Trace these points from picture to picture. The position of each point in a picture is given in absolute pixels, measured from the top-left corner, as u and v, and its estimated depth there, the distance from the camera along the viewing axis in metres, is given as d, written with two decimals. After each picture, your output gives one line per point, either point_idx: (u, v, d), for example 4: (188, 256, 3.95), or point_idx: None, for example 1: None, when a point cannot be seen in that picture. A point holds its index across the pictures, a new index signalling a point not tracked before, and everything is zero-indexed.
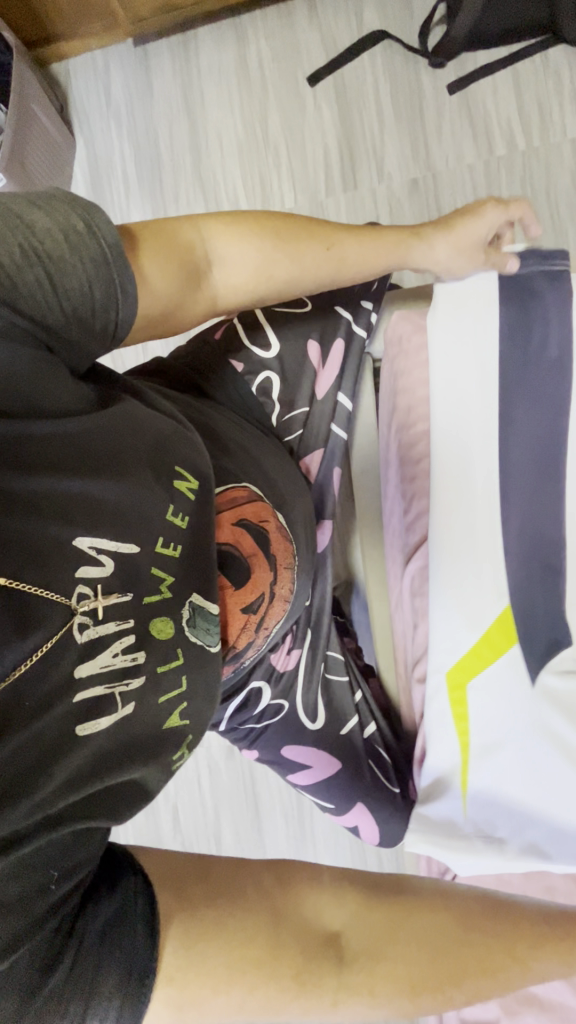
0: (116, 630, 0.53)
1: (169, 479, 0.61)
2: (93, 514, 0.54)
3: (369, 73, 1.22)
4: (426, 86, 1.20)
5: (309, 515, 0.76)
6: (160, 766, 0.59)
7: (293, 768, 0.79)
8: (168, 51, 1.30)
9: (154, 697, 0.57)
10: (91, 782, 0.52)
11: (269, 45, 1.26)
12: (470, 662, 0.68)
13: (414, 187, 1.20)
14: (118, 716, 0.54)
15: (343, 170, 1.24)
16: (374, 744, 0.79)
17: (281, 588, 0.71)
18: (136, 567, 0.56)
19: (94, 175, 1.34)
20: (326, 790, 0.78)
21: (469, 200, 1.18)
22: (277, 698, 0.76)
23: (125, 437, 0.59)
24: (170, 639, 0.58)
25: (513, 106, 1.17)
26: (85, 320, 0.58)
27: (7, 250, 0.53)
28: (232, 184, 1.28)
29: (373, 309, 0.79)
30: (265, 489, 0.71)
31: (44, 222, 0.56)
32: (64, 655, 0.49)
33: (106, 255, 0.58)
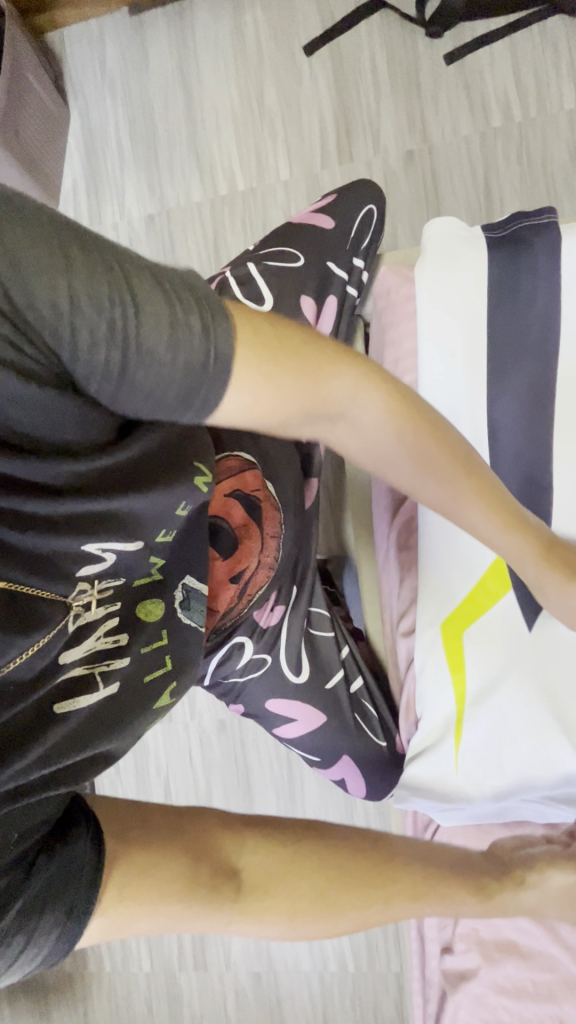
0: (103, 615, 0.56)
1: (186, 467, 0.56)
2: (106, 520, 0.51)
3: (366, 43, 1.21)
4: (424, 57, 1.19)
5: (298, 477, 0.77)
6: (137, 734, 0.61)
7: (278, 722, 0.79)
8: (163, 20, 1.29)
9: (138, 675, 0.60)
10: (74, 753, 0.54)
11: (265, 14, 1.25)
12: (463, 611, 0.70)
13: (410, 160, 1.20)
14: (102, 694, 0.57)
15: (339, 142, 1.23)
16: (361, 700, 0.79)
17: (266, 556, 0.71)
18: (134, 562, 0.57)
19: (89, 147, 1.33)
20: (311, 742, 0.79)
21: (465, 172, 1.17)
22: (259, 652, 0.76)
23: (156, 446, 0.54)
24: (158, 620, 0.61)
25: (511, 76, 1.16)
26: (154, 404, 0.48)
27: (82, 303, 0.43)
28: (227, 156, 1.27)
29: (364, 268, 0.81)
30: (255, 453, 0.71)
31: (138, 290, 0.44)
32: (54, 643, 0.52)
33: (203, 371, 0.46)
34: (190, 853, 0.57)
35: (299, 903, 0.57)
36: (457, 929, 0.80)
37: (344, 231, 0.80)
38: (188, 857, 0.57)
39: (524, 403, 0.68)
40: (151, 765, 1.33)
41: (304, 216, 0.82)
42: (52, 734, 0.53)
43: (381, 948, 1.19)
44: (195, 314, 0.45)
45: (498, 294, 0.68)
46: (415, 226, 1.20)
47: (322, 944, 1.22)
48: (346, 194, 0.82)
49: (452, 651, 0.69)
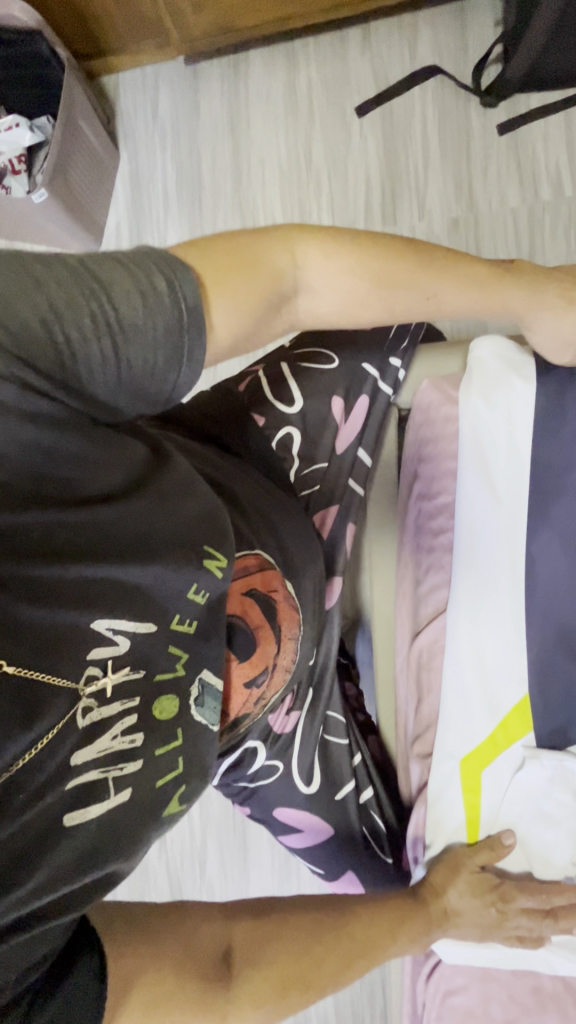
0: (119, 712, 0.52)
1: (198, 555, 0.57)
2: (114, 595, 0.52)
3: (418, 107, 1.20)
4: (475, 126, 1.18)
5: (319, 577, 0.74)
6: (139, 849, 0.56)
7: (284, 828, 0.78)
8: (218, 71, 1.30)
9: (150, 780, 0.55)
10: (75, 874, 0.50)
11: (320, 73, 1.25)
12: (487, 749, 0.65)
13: (454, 227, 1.18)
14: (111, 802, 0.52)
15: (384, 203, 1.22)
16: (369, 813, 0.77)
17: (283, 659, 0.69)
18: (150, 651, 0.54)
19: (135, 189, 1.35)
20: (319, 851, 0.77)
21: (510, 245, 1.16)
22: (272, 758, 0.74)
23: (158, 511, 0.56)
24: (173, 718, 0.56)
25: (564, 152, 1.14)
26: (143, 384, 0.53)
27: (73, 314, 0.49)
28: (270, 210, 1.28)
29: (400, 367, 0.78)
30: (276, 553, 0.68)
31: (117, 282, 0.50)
32: (64, 743, 0.48)
33: (182, 321, 0.52)
34: (182, 946, 0.60)
35: (285, 983, 0.60)
36: None
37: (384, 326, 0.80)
38: (175, 951, 0.59)
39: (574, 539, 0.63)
40: None
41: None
42: (55, 850, 0.48)
43: None
44: (159, 277, 0.52)
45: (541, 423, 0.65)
46: None
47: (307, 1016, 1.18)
48: None
49: (468, 784, 0.66)
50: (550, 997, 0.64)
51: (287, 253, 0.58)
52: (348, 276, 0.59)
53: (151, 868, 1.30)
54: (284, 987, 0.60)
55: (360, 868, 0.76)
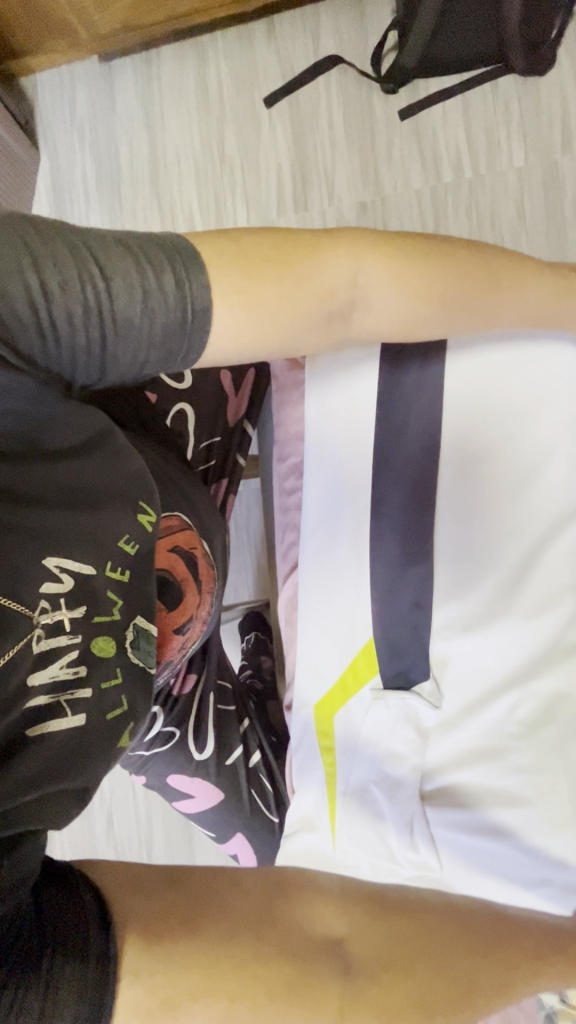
0: (68, 642, 0.59)
1: (134, 511, 0.66)
2: (63, 536, 0.60)
3: (324, 96, 1.24)
4: (379, 112, 1.21)
5: (223, 543, 0.86)
6: (100, 775, 0.63)
7: (178, 795, 0.82)
8: (132, 69, 1.33)
9: (99, 711, 0.62)
10: (44, 785, 0.56)
11: (228, 65, 1.28)
12: (337, 695, 0.74)
13: (362, 210, 1.22)
14: (68, 723, 0.59)
15: (295, 191, 1.25)
16: (257, 773, 0.81)
17: (201, 611, 0.80)
18: (94, 592, 0.62)
19: (56, 188, 1.37)
20: (210, 817, 0.81)
21: (416, 228, 1.20)
22: (170, 724, 0.79)
23: (105, 466, 0.64)
24: (113, 656, 0.64)
25: (462, 134, 1.18)
26: (130, 368, 0.59)
27: (68, 300, 0.53)
28: (187, 201, 1.30)
29: None
30: (194, 519, 0.78)
31: (112, 270, 0.54)
32: (24, 662, 0.55)
33: (179, 313, 0.56)
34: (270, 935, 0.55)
35: (411, 1003, 0.51)
36: None
37: None
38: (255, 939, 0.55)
39: (404, 502, 0.70)
40: None
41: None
42: (20, 762, 0.55)
43: None
44: (167, 276, 0.55)
45: (381, 394, 0.72)
46: None
47: None
48: None
49: (322, 725, 0.76)
50: None
51: (346, 270, 0.59)
52: (393, 290, 0.59)
53: (100, 851, 1.33)
54: (427, 1008, 0.51)
55: (248, 826, 0.80)
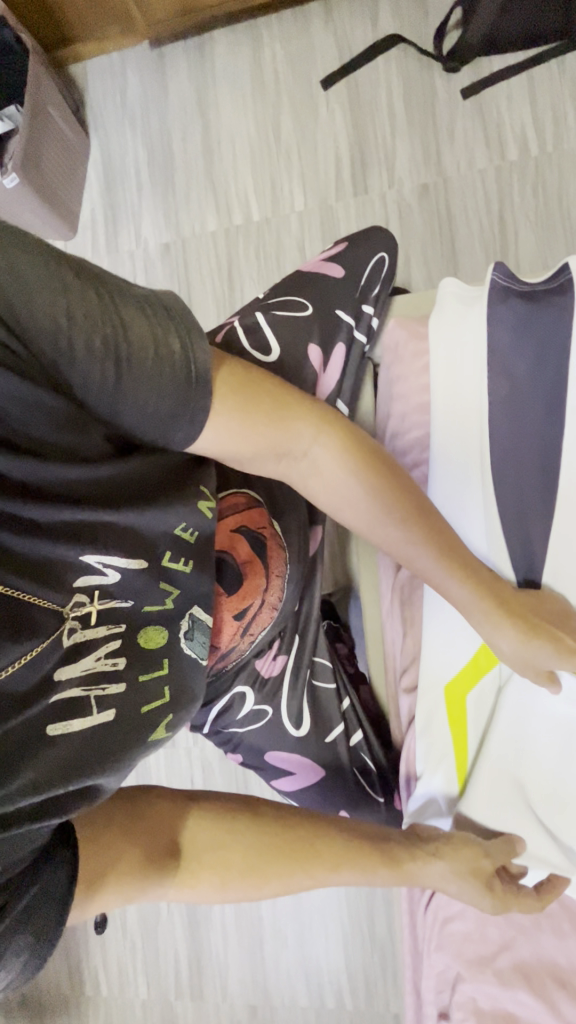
0: (105, 635, 0.54)
1: (188, 497, 0.60)
2: (107, 534, 0.54)
3: (382, 75, 1.21)
4: (440, 90, 1.19)
5: (304, 520, 0.78)
6: (119, 771, 0.56)
7: (276, 772, 0.83)
8: (185, 53, 1.31)
9: (135, 704, 0.56)
10: (66, 779, 0.51)
11: (284, 47, 1.26)
12: (469, 674, 0.70)
13: (424, 192, 1.19)
14: (94, 720, 0.53)
15: (353, 173, 1.23)
16: (360, 753, 0.80)
17: (271, 595, 0.71)
18: (141, 585, 0.57)
19: (108, 175, 1.36)
20: (311, 794, 0.81)
21: (480, 208, 1.17)
22: (260, 703, 0.78)
23: (151, 455, 0.59)
24: (158, 647, 0.59)
25: (528, 111, 1.15)
26: (149, 423, 0.54)
27: (86, 338, 0.49)
28: (243, 187, 1.29)
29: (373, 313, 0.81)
30: (262, 497, 0.73)
31: (140, 326, 0.51)
32: (50, 656, 0.50)
33: (188, 384, 0.53)
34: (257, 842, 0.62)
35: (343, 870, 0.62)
36: (453, 995, 0.68)
37: (354, 278, 0.80)
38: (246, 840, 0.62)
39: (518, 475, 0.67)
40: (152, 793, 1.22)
41: (313, 265, 0.83)
42: (43, 755, 0.50)
43: (380, 985, 1.15)
44: (174, 336, 0.52)
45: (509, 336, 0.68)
46: (428, 260, 1.19)
47: (319, 981, 1.17)
48: (356, 240, 0.83)
49: (453, 713, 0.70)
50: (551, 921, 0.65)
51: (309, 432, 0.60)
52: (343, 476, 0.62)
53: None
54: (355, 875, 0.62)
55: (351, 808, 0.80)
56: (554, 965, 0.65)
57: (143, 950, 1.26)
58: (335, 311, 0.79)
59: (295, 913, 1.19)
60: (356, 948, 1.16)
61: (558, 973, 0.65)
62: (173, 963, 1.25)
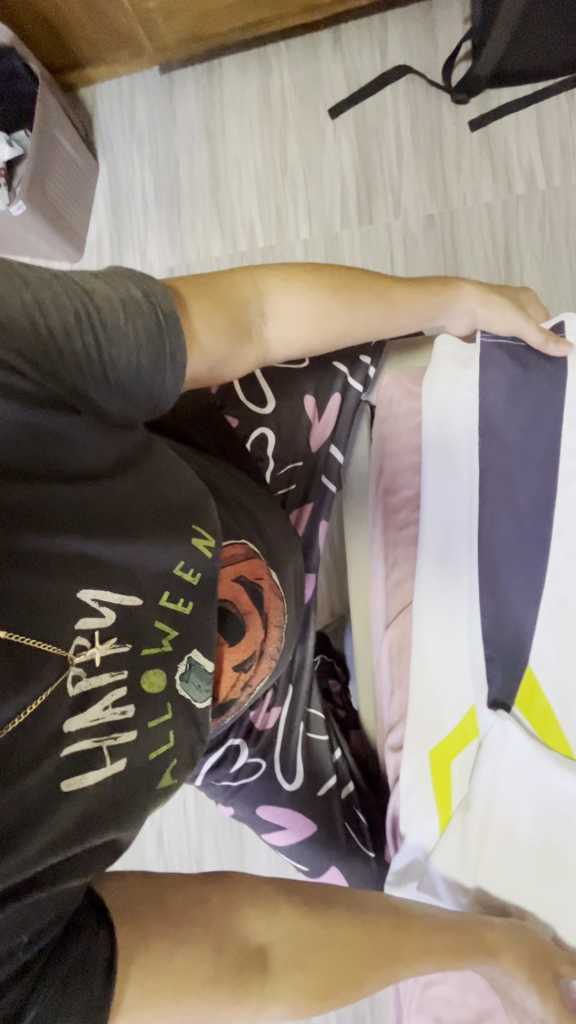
0: (110, 683, 0.54)
1: (187, 534, 0.61)
2: (107, 570, 0.54)
3: (391, 105, 1.21)
4: (448, 121, 1.19)
5: (299, 570, 0.78)
6: (135, 821, 0.57)
7: (269, 827, 0.82)
8: (193, 79, 1.31)
9: (144, 751, 0.57)
10: (75, 840, 0.51)
11: (292, 75, 1.26)
12: (455, 740, 0.68)
13: (430, 223, 1.19)
14: (106, 771, 0.54)
15: (359, 202, 1.23)
16: (352, 807, 0.80)
17: (269, 646, 0.73)
18: (140, 622, 0.56)
19: (114, 198, 1.36)
20: (300, 847, 0.80)
21: (485, 241, 1.16)
22: (255, 755, 0.79)
23: (146, 486, 0.59)
24: (162, 692, 0.58)
25: (536, 144, 1.15)
26: (130, 382, 0.56)
27: (60, 311, 0.52)
28: (248, 214, 1.29)
29: (370, 365, 0.80)
30: (261, 544, 0.71)
31: (103, 288, 0.55)
32: (57, 707, 0.49)
33: (161, 326, 0.56)
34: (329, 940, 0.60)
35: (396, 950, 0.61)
36: None
37: None
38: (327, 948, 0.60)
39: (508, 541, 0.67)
40: None
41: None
42: (57, 814, 0.50)
43: None
44: (137, 292, 0.56)
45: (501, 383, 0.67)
46: None
47: None
48: None
49: (438, 779, 0.69)
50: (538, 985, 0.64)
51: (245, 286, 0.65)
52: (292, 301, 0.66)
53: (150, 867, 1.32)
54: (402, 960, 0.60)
55: (340, 859, 0.79)
56: None
57: None
58: (331, 363, 0.79)
59: None
60: None
61: None
62: None
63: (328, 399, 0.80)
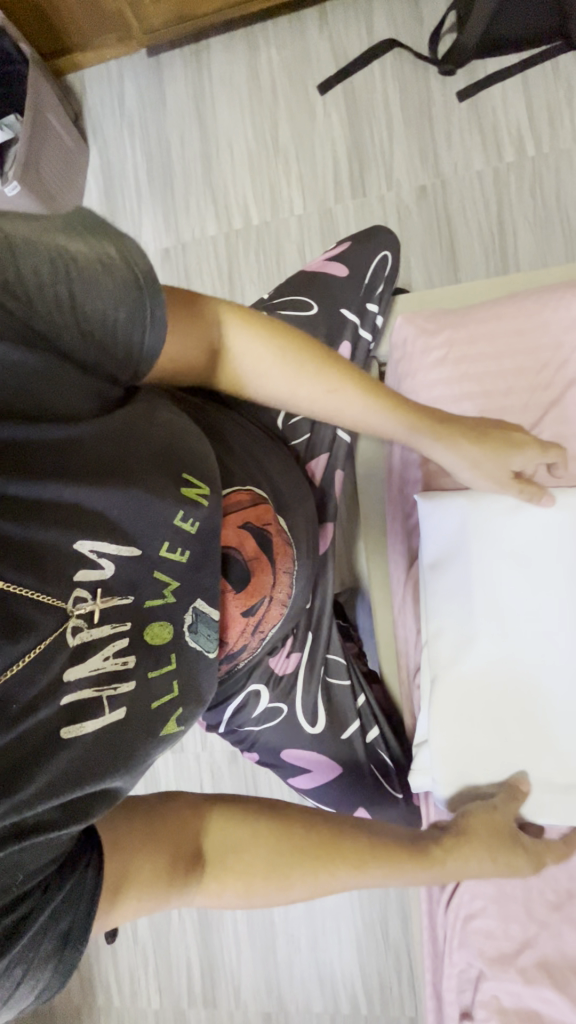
0: (111, 632, 0.52)
1: (180, 482, 0.57)
2: (98, 519, 0.52)
3: (379, 79, 1.23)
4: (436, 91, 1.20)
5: (311, 514, 0.78)
6: (137, 770, 0.54)
7: (293, 772, 0.84)
8: (181, 61, 1.32)
9: (146, 700, 0.54)
10: (77, 786, 0.49)
11: (280, 54, 1.27)
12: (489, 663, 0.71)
13: (422, 194, 1.20)
14: (106, 720, 0.51)
15: (352, 175, 1.24)
16: (377, 750, 0.81)
17: (279, 592, 0.70)
18: (138, 576, 0.54)
19: (107, 181, 1.36)
20: (326, 791, 0.83)
21: (478, 208, 1.18)
22: (275, 700, 0.80)
23: (135, 431, 0.57)
24: (166, 643, 0.56)
25: (523, 113, 1.17)
26: (111, 337, 0.55)
27: (35, 261, 0.50)
28: (241, 192, 1.29)
29: (378, 312, 0.82)
30: (269, 490, 0.71)
31: (79, 243, 0.53)
32: (56, 657, 0.47)
33: (139, 282, 0.55)
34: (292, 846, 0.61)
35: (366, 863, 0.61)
36: (476, 993, 0.69)
37: (358, 277, 0.81)
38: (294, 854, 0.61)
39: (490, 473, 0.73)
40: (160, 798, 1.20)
41: (317, 265, 0.83)
42: (55, 760, 0.47)
43: (395, 988, 1.14)
44: (113, 248, 0.55)
45: None
46: (428, 261, 1.19)
47: (333, 984, 1.16)
48: (359, 238, 0.84)
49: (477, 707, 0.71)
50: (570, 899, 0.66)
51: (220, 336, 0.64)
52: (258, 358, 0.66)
53: None
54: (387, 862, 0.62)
55: (370, 803, 0.81)
56: None
57: (155, 957, 1.25)
58: (340, 310, 0.80)
59: (307, 918, 1.18)
60: (370, 949, 1.15)
61: None
62: (185, 972, 1.23)
63: (339, 345, 0.80)
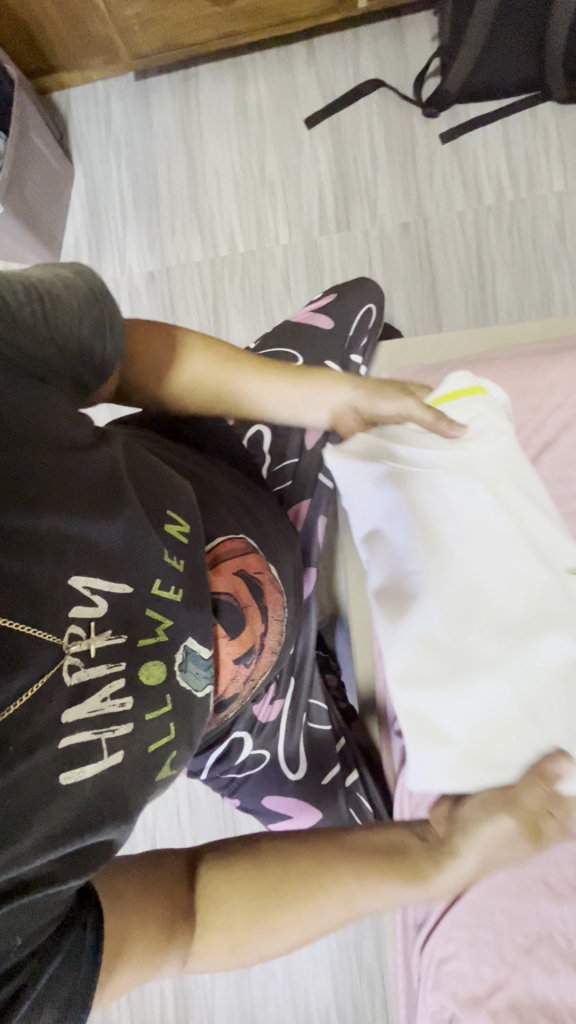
0: (107, 673, 0.50)
1: (161, 519, 0.58)
2: (92, 554, 0.51)
3: (364, 117, 1.25)
4: (419, 133, 1.23)
5: (299, 563, 0.80)
6: (134, 813, 0.53)
7: (274, 816, 0.84)
8: (169, 86, 1.33)
9: (142, 743, 0.53)
10: (69, 839, 0.48)
11: (268, 86, 1.29)
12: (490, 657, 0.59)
13: (405, 232, 1.23)
14: (104, 765, 0.50)
15: (337, 210, 1.26)
16: (355, 791, 0.84)
17: (271, 637, 0.72)
18: (133, 613, 0.53)
19: (91, 202, 1.35)
20: None
21: (459, 248, 1.21)
22: (259, 747, 0.80)
23: (120, 469, 0.57)
24: (161, 683, 0.55)
25: (503, 159, 1.21)
26: (80, 349, 0.57)
27: (7, 288, 0.51)
28: (228, 220, 1.30)
29: (362, 364, 0.85)
30: (258, 539, 0.72)
31: (36, 272, 0.56)
32: (52, 698, 0.46)
33: (97, 296, 0.58)
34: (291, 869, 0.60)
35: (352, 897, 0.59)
36: None
37: (342, 328, 0.84)
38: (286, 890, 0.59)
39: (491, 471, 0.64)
40: (136, 826, 1.19)
41: (303, 315, 0.85)
42: (53, 808, 0.46)
43: (368, 1013, 1.15)
44: (65, 272, 0.58)
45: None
46: (410, 296, 1.22)
47: (308, 1012, 1.17)
48: (344, 290, 0.86)
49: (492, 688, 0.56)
50: (537, 941, 0.69)
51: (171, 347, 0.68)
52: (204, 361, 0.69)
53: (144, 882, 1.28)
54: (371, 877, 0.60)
55: None
56: (545, 1003, 0.67)
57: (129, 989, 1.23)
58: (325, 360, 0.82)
59: None
60: (345, 976, 1.16)
61: (550, 1009, 0.67)
62: (159, 1004, 1.22)
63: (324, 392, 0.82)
